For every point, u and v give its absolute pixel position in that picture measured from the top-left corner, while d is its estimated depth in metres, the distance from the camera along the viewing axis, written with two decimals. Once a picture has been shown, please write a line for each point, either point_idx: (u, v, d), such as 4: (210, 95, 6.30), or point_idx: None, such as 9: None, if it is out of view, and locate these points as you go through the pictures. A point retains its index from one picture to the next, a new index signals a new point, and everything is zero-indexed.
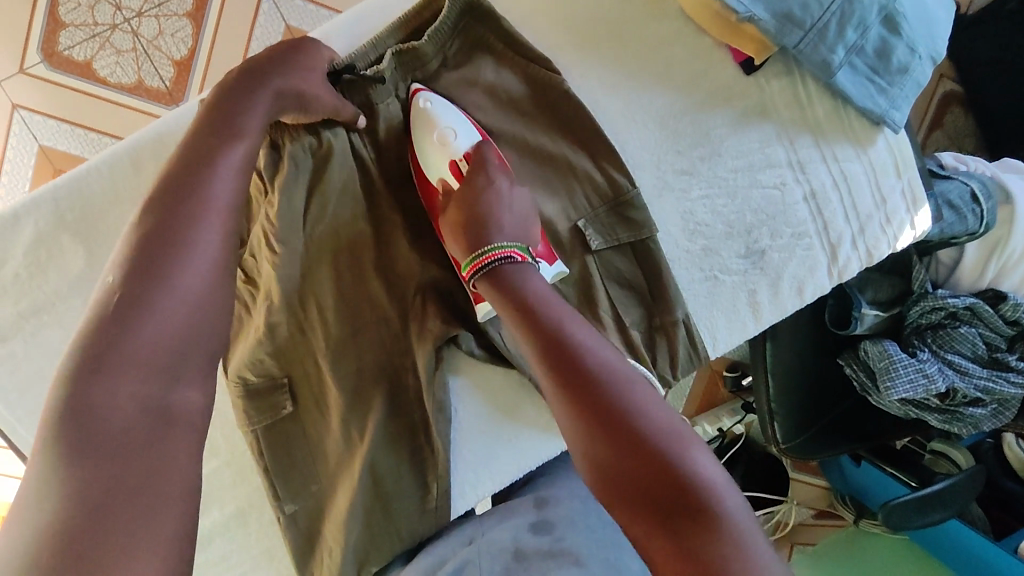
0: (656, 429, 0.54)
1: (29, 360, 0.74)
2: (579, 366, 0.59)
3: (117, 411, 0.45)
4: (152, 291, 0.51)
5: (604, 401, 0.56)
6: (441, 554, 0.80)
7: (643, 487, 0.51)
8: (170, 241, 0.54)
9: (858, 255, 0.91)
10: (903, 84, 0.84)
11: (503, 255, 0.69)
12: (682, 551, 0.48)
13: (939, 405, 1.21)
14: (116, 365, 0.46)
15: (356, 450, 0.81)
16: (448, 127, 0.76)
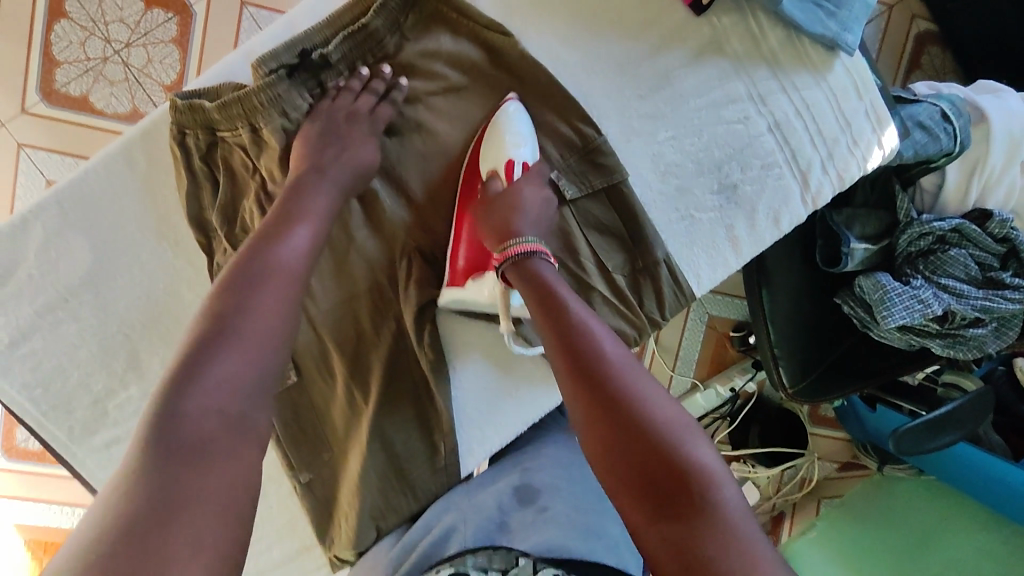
0: (660, 420, 0.58)
1: (49, 356, 0.79)
2: (593, 360, 0.63)
3: (206, 421, 0.51)
4: (240, 324, 0.58)
5: (608, 392, 0.60)
6: (428, 522, 0.84)
7: (639, 473, 0.55)
8: (255, 283, 0.62)
9: (829, 179, 0.93)
10: (850, 6, 0.87)
11: (527, 250, 0.73)
12: (677, 540, 0.51)
13: (939, 330, 1.22)
14: (210, 386, 0.53)
15: (364, 414, 0.85)
16: (518, 135, 0.83)
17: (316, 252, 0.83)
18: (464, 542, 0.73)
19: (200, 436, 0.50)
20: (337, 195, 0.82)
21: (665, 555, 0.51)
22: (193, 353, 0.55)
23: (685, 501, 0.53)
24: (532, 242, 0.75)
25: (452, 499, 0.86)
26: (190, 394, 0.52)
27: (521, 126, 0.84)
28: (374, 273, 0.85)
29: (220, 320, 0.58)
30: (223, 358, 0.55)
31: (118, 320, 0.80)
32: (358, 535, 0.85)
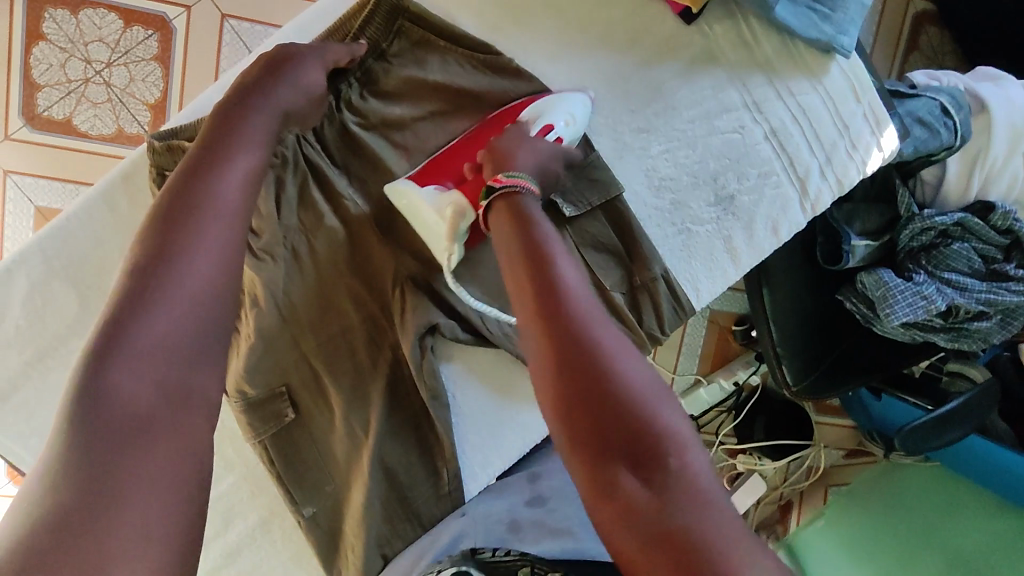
0: (629, 382, 0.52)
1: (42, 405, 0.78)
2: (560, 308, 0.56)
3: (140, 393, 0.48)
4: (167, 272, 0.54)
5: (573, 347, 0.54)
6: (436, 533, 0.85)
7: (604, 436, 0.50)
8: (183, 221, 0.57)
9: (829, 184, 0.91)
10: (844, 7, 0.84)
11: (514, 184, 0.68)
12: (640, 513, 0.48)
13: (944, 324, 1.21)
14: (135, 349, 0.49)
15: (364, 446, 0.84)
16: (570, 114, 0.80)
17: (306, 286, 0.80)
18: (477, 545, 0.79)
19: (132, 411, 0.47)
20: (326, 226, 0.79)
21: (625, 530, 0.48)
22: (117, 310, 0.51)
23: (652, 473, 0.49)
24: (513, 176, 0.70)
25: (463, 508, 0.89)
26: (116, 360, 0.48)
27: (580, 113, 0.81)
28: (368, 303, 0.83)
29: (142, 270, 0.53)
30: (153, 314, 0.52)
31: None
32: (364, 565, 0.85)
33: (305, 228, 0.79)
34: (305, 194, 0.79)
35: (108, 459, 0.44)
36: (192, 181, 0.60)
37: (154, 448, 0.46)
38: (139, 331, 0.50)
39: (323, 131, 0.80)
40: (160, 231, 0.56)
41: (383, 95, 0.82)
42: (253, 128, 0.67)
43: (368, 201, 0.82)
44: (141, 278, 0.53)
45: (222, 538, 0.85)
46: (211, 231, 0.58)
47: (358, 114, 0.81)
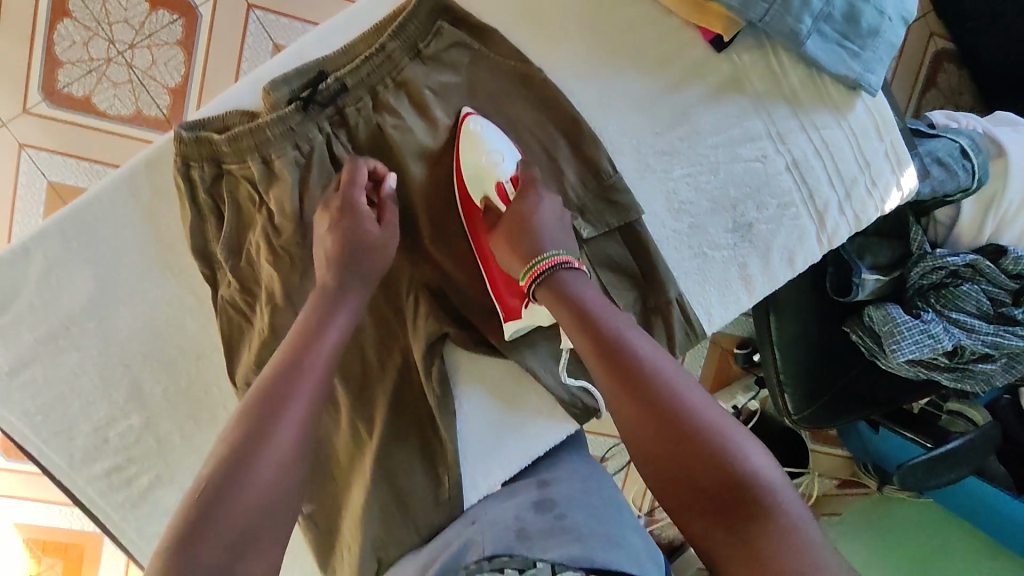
0: (712, 433, 0.61)
1: (49, 385, 0.77)
2: (640, 376, 0.65)
3: (230, 526, 0.55)
4: (272, 423, 0.61)
5: (661, 412, 0.63)
6: (445, 540, 0.81)
7: (697, 483, 0.60)
8: (293, 379, 0.64)
9: (847, 220, 0.92)
10: (876, 46, 0.83)
11: (554, 265, 0.74)
12: (744, 546, 0.55)
13: (949, 364, 1.21)
14: (236, 494, 0.56)
15: (367, 446, 0.85)
16: (495, 151, 0.79)
17: None
18: (482, 552, 0.72)
19: (222, 542, 0.54)
20: None
21: (735, 559, 0.55)
22: (232, 446, 0.59)
23: (745, 511, 0.57)
24: (551, 258, 0.74)
25: (471, 510, 0.86)
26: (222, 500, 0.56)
27: (494, 138, 0.79)
28: (381, 307, 0.84)
29: (257, 407, 0.61)
30: (254, 466, 0.58)
31: (120, 349, 0.78)
32: (359, 567, 0.85)
33: None
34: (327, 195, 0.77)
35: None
36: (304, 338, 0.68)
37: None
38: (247, 476, 0.57)
39: (356, 130, 0.77)
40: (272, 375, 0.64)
41: (418, 98, 0.78)
42: (365, 265, 0.73)
43: None
44: (254, 423, 0.60)
45: None
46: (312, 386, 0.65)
47: (398, 116, 0.78)
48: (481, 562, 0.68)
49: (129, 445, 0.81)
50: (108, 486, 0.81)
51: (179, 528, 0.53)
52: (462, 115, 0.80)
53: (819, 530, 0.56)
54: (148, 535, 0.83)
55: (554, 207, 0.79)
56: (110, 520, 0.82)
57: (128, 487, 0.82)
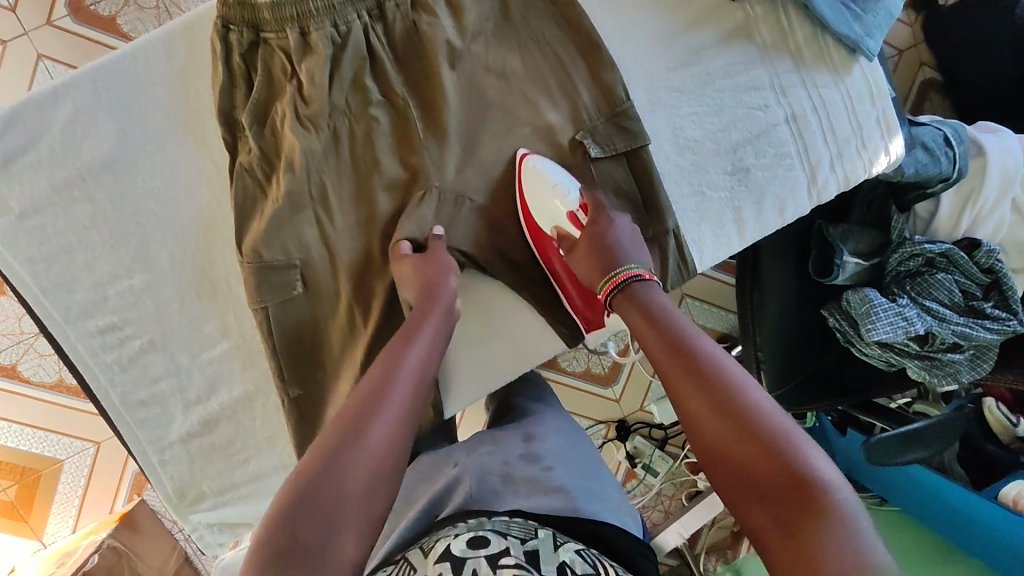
0: (769, 424, 0.56)
1: (57, 234, 0.77)
2: (697, 364, 0.63)
3: (357, 474, 0.57)
4: (388, 396, 0.65)
5: (717, 396, 0.59)
6: (429, 470, 0.85)
7: (757, 477, 0.54)
8: (388, 391, 0.65)
9: (836, 177, 0.97)
10: (876, 12, 0.91)
11: (631, 277, 0.75)
12: (791, 539, 0.50)
13: (919, 351, 1.26)
14: (363, 449, 0.59)
15: (360, 336, 0.85)
16: (560, 184, 0.85)
17: (338, 168, 0.81)
18: (468, 492, 0.77)
19: (348, 485, 0.56)
20: (371, 113, 0.81)
21: (793, 560, 0.49)
22: (333, 440, 0.59)
23: (798, 505, 0.51)
24: (631, 269, 0.76)
25: (452, 448, 0.88)
26: (350, 450, 0.58)
27: (557, 173, 0.86)
28: (396, 201, 0.84)
29: (376, 383, 0.66)
30: (368, 442, 0.60)
31: (133, 208, 0.78)
32: None
33: (350, 111, 0.80)
34: (359, 79, 0.80)
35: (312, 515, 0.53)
36: (390, 358, 0.69)
37: (348, 517, 0.55)
38: (350, 465, 0.57)
39: (393, 24, 0.82)
40: (367, 389, 0.65)
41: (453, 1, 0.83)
42: (443, 288, 0.78)
43: (413, 97, 0.84)
44: (372, 394, 0.64)
45: (203, 405, 0.85)
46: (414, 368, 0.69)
47: (433, 14, 0.82)
48: (483, 518, 0.66)
49: (128, 306, 0.80)
50: (100, 345, 0.81)
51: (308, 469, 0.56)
52: (518, 157, 0.87)
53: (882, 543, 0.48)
54: (133, 400, 0.83)
55: (624, 227, 0.83)
56: (98, 379, 0.82)
57: (119, 348, 0.81)
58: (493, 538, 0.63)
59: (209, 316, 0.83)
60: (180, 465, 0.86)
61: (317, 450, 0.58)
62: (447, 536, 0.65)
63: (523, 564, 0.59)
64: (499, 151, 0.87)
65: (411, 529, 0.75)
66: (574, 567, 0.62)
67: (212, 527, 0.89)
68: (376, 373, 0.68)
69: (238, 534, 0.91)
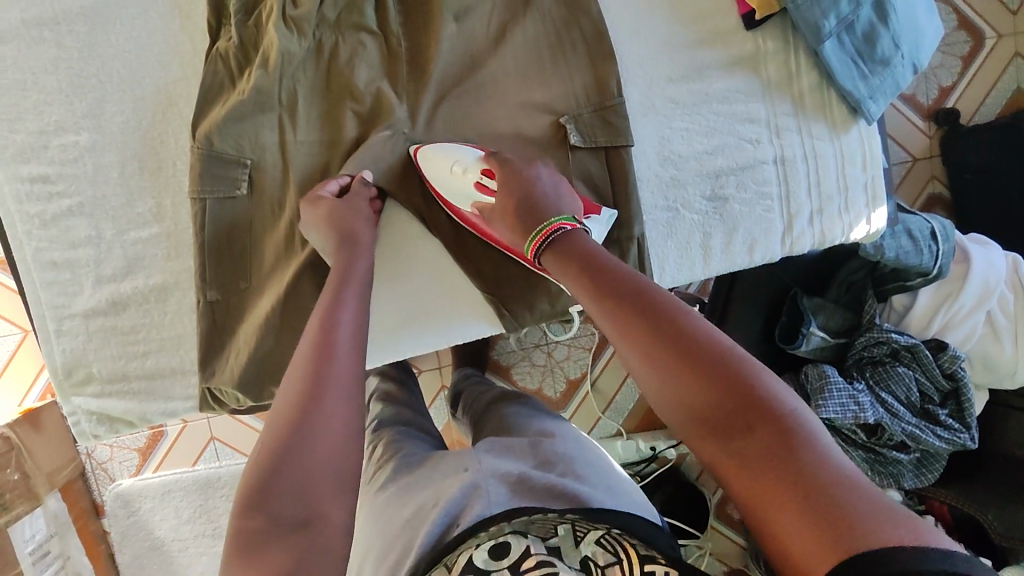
0: (712, 349, 0.51)
1: (16, 68, 0.76)
2: (629, 296, 0.58)
3: (326, 442, 0.53)
4: (333, 354, 0.61)
5: (656, 328, 0.54)
6: (431, 477, 0.77)
7: (707, 416, 0.49)
8: (329, 352, 0.60)
9: (813, 232, 0.96)
10: (884, 76, 0.90)
11: (563, 224, 0.70)
12: (745, 465, 0.45)
13: (865, 442, 1.23)
14: (325, 418, 0.55)
15: (294, 256, 0.82)
16: (456, 159, 0.82)
17: (313, 80, 0.81)
18: (489, 502, 0.67)
19: (320, 460, 0.52)
20: (359, 37, 0.81)
21: (769, 499, 0.43)
22: (290, 418, 0.54)
23: (751, 427, 0.46)
24: (565, 218, 0.71)
25: (455, 455, 0.80)
26: (313, 422, 0.54)
27: (455, 147, 0.83)
28: (362, 130, 0.84)
29: (324, 341, 0.62)
30: (328, 406, 0.56)
31: (99, 63, 0.77)
32: (240, 372, 0.82)
33: (337, 28, 0.81)
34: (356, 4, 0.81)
35: (272, 497, 0.49)
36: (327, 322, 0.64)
37: (333, 500, 0.51)
38: (317, 437, 0.53)
39: None
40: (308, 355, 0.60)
41: None
42: (362, 237, 0.77)
43: (404, 34, 0.83)
44: (310, 356, 0.60)
45: (112, 284, 0.80)
46: (348, 314, 0.66)
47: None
48: (503, 521, 0.60)
49: (66, 162, 0.78)
50: (27, 194, 0.78)
51: (269, 458, 0.52)
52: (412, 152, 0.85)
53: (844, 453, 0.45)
54: (45, 260, 0.79)
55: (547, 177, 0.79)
56: (16, 229, 0.79)
57: (46, 202, 0.78)
58: (515, 541, 0.57)
59: (145, 193, 0.80)
60: (74, 339, 0.81)
61: (275, 430, 0.53)
62: (469, 544, 0.59)
63: (547, 563, 0.55)
64: (479, 111, 0.86)
65: (426, 550, 0.63)
66: (598, 559, 0.56)
67: (91, 416, 0.83)
68: (313, 334, 0.63)
69: (116, 431, 0.85)
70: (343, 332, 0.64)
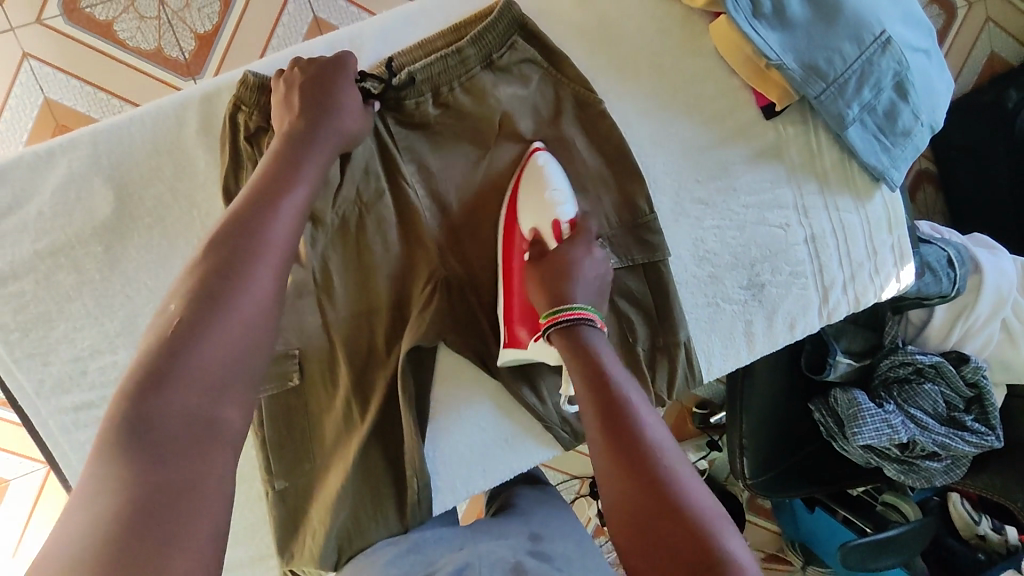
0: (688, 500, 0.55)
1: (37, 302, 0.72)
2: (630, 429, 0.61)
3: (174, 412, 0.45)
4: (226, 296, 0.52)
5: (645, 466, 0.57)
6: (429, 556, 0.75)
7: (661, 547, 0.53)
8: (216, 299, 0.51)
9: (847, 299, 0.97)
10: (904, 147, 0.89)
11: (577, 316, 0.72)
12: None
13: (898, 456, 1.26)
14: (183, 380, 0.47)
15: (355, 430, 0.81)
16: (558, 191, 0.81)
17: (346, 256, 0.80)
18: None
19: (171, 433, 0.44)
20: (379, 207, 0.80)
21: None
22: (138, 381, 0.46)
23: None
24: (579, 307, 0.73)
25: (456, 540, 0.78)
26: (167, 389, 0.46)
27: (561, 180, 0.82)
28: (399, 293, 0.82)
29: (207, 283, 0.52)
30: (188, 363, 0.48)
31: (123, 280, 0.74)
32: (321, 554, 0.80)
33: (359, 201, 0.79)
34: (369, 168, 0.79)
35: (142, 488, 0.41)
36: (271, 185, 0.61)
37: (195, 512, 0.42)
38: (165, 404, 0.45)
39: (415, 122, 0.80)
40: (232, 225, 0.57)
41: (483, 104, 0.81)
42: (307, 168, 0.65)
43: (427, 192, 0.82)
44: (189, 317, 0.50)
45: None
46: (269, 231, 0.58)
47: (458, 115, 0.81)
48: None
49: (107, 383, 0.75)
50: (73, 423, 0.75)
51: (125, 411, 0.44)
52: (530, 148, 0.84)
53: None
54: None
55: (600, 260, 0.78)
56: (68, 458, 0.76)
57: (95, 427, 0.76)
58: None
59: None
60: None
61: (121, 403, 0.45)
62: None
63: None
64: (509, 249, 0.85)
65: None
66: None
67: None
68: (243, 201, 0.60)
69: None
70: (237, 272, 0.54)
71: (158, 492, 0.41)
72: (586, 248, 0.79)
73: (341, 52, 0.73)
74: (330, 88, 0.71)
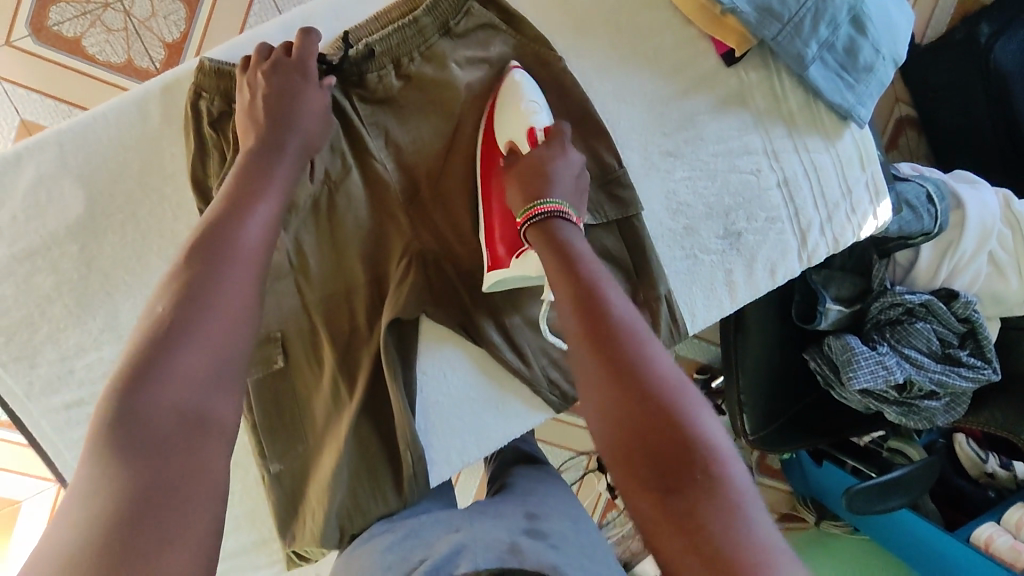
0: (663, 385, 0.49)
1: (18, 306, 0.73)
2: (602, 316, 0.55)
3: (165, 411, 0.45)
4: (206, 300, 0.52)
5: (620, 352, 0.52)
6: (425, 538, 0.74)
7: (636, 433, 0.48)
8: (197, 295, 0.51)
9: (826, 240, 0.96)
10: (868, 82, 0.89)
11: (553, 210, 0.68)
12: (668, 511, 0.44)
13: (897, 398, 1.26)
14: (169, 379, 0.46)
15: (345, 408, 0.82)
16: (533, 102, 0.80)
17: (321, 236, 0.80)
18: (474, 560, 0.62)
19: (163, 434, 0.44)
20: (348, 186, 0.80)
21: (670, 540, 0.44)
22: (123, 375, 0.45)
23: (684, 479, 0.45)
24: (554, 202, 0.69)
25: (451, 520, 0.78)
26: (151, 386, 0.45)
27: (535, 92, 0.81)
28: (376, 270, 0.83)
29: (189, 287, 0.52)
30: (169, 361, 0.47)
31: (101, 276, 0.75)
32: (322, 533, 0.81)
33: (329, 180, 0.79)
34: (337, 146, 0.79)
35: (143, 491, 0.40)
36: (242, 192, 0.62)
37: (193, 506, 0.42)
38: (150, 399, 0.45)
39: (376, 94, 0.80)
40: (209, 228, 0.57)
41: (444, 71, 0.81)
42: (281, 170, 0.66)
43: (396, 167, 0.82)
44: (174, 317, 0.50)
45: None
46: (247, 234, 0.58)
47: (422, 84, 0.81)
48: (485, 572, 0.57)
49: (96, 379, 0.77)
50: (67, 421, 0.77)
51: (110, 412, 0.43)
52: (507, 68, 0.83)
53: (767, 525, 0.44)
54: None
55: (576, 164, 0.76)
56: (66, 456, 0.78)
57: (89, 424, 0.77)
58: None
59: None
60: None
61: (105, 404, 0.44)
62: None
63: None
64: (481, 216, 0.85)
65: None
66: None
67: None
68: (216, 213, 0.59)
69: None
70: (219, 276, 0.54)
71: (156, 488, 0.41)
72: (563, 149, 0.76)
73: (303, 29, 0.74)
74: (296, 69, 0.72)
